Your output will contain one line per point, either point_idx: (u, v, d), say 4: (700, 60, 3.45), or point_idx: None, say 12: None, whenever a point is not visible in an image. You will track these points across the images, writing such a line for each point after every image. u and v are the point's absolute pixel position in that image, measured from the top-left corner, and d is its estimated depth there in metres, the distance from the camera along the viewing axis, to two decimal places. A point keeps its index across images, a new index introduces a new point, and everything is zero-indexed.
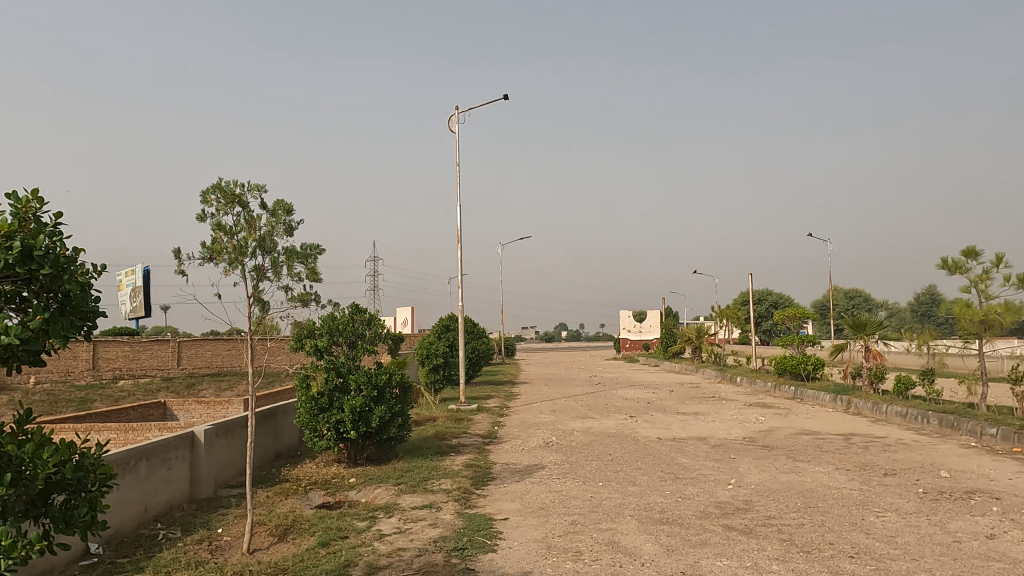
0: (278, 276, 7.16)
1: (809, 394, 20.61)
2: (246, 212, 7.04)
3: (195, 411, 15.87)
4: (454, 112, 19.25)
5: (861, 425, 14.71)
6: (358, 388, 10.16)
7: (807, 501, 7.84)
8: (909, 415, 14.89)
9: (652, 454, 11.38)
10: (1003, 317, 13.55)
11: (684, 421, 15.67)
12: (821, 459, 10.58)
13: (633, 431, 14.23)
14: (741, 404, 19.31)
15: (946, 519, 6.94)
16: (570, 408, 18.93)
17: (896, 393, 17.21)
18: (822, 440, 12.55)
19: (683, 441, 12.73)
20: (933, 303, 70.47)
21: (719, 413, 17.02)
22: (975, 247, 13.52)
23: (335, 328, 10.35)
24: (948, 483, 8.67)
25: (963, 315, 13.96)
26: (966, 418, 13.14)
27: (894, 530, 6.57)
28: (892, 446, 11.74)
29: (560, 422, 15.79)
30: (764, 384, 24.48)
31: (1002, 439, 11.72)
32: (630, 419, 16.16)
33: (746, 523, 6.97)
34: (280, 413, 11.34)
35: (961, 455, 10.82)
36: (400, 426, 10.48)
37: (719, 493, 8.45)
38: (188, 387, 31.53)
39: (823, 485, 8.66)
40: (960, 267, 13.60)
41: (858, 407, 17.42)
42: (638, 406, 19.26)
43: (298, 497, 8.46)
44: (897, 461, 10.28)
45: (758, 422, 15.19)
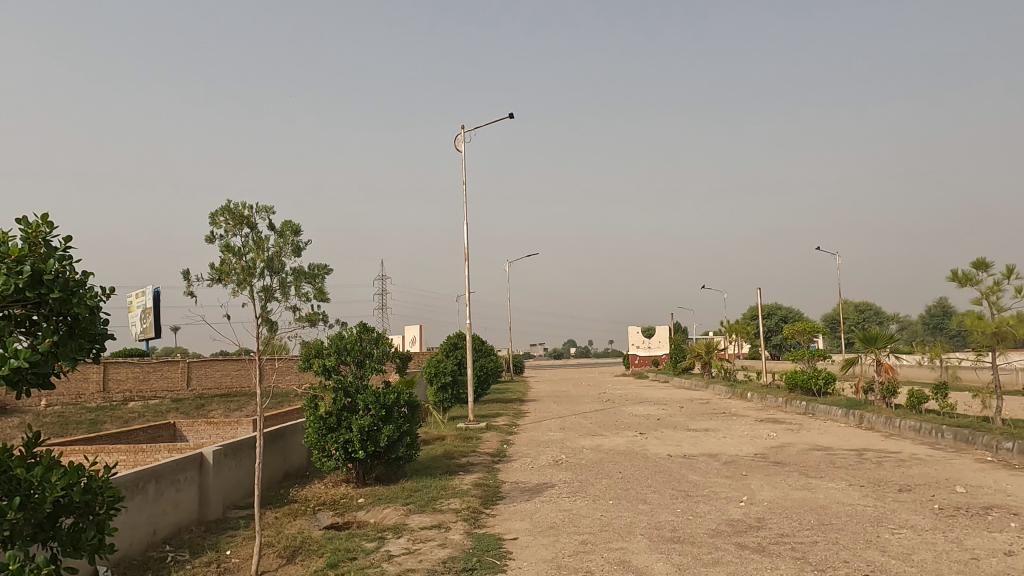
0: (286, 296, 7.20)
1: (821, 410, 20.41)
2: (255, 233, 7.09)
3: (204, 431, 15.89)
4: (461, 132, 19.36)
5: (874, 440, 14.54)
6: (366, 407, 10.13)
7: (821, 518, 7.75)
8: (923, 430, 14.74)
9: (663, 472, 11.29)
10: (1016, 330, 13.41)
11: (694, 438, 15.56)
12: (834, 475, 10.48)
13: (643, 448, 14.14)
14: (751, 420, 19.11)
15: (962, 535, 6.83)
16: (579, 425, 18.81)
17: (910, 407, 16.99)
18: (834, 455, 12.43)
19: (693, 458, 12.63)
20: (944, 316, 69.96)
21: (729, 429, 16.88)
22: (984, 259, 13.43)
23: (342, 347, 10.32)
24: (964, 499, 8.54)
25: (974, 328, 13.83)
26: (980, 432, 12.98)
27: (910, 547, 6.46)
28: (906, 461, 11.60)
29: (569, 440, 15.69)
30: (775, 399, 24.32)
31: (1018, 453, 11.55)
32: (639, 436, 16.05)
33: (759, 542, 6.87)
34: (288, 433, 11.32)
35: (976, 469, 10.69)
36: (408, 446, 10.46)
37: (730, 510, 8.36)
38: (197, 408, 31.58)
39: (837, 502, 8.56)
40: (970, 279, 13.50)
41: (870, 422, 17.21)
42: (648, 422, 19.12)
43: (307, 518, 8.44)
44: (911, 476, 10.17)
45: (770, 438, 15.05)
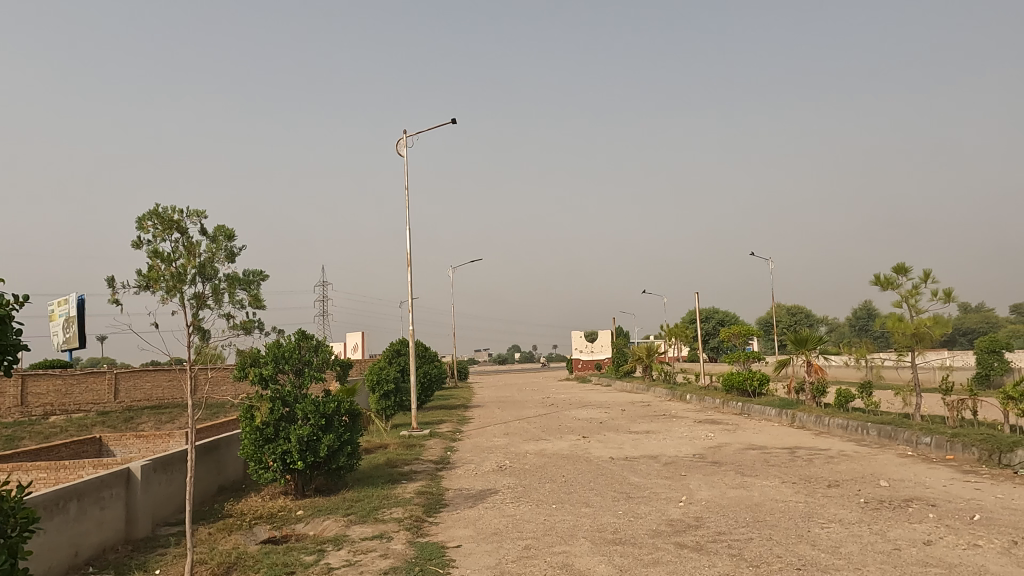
0: (219, 303, 6.97)
1: (755, 410, 21.11)
2: (185, 238, 6.83)
3: (133, 445, 15.18)
4: (403, 137, 19.14)
5: (805, 438, 15.13)
6: (305, 417, 9.88)
7: (756, 515, 8.00)
8: (850, 427, 15.44)
9: (605, 474, 11.45)
10: (932, 331, 14.21)
11: (636, 440, 15.84)
12: (768, 473, 10.84)
13: (586, 451, 14.30)
14: (690, 422, 19.58)
15: (885, 527, 7.16)
16: (523, 430, 18.87)
17: (838, 406, 17.74)
18: (768, 454, 12.85)
19: (635, 460, 12.85)
20: (868, 317, 73.59)
21: (669, 431, 17.24)
22: (904, 264, 14.18)
23: (280, 356, 10.05)
24: (887, 492, 8.97)
25: (895, 329, 14.57)
26: (902, 428, 13.66)
27: (839, 540, 6.73)
28: (835, 458, 12.12)
29: (513, 445, 15.72)
30: (713, 400, 25.00)
31: (936, 447, 12.22)
32: (583, 440, 16.21)
33: (698, 541, 7.02)
34: (223, 445, 10.93)
35: (898, 464, 11.26)
36: (349, 455, 10.25)
37: (671, 510, 8.53)
38: (125, 421, 30.12)
39: (770, 499, 8.84)
40: (890, 283, 14.22)
41: (802, 421, 17.91)
42: (591, 426, 19.32)
43: (243, 532, 8.15)
44: (839, 472, 10.61)
45: (707, 438, 15.48)
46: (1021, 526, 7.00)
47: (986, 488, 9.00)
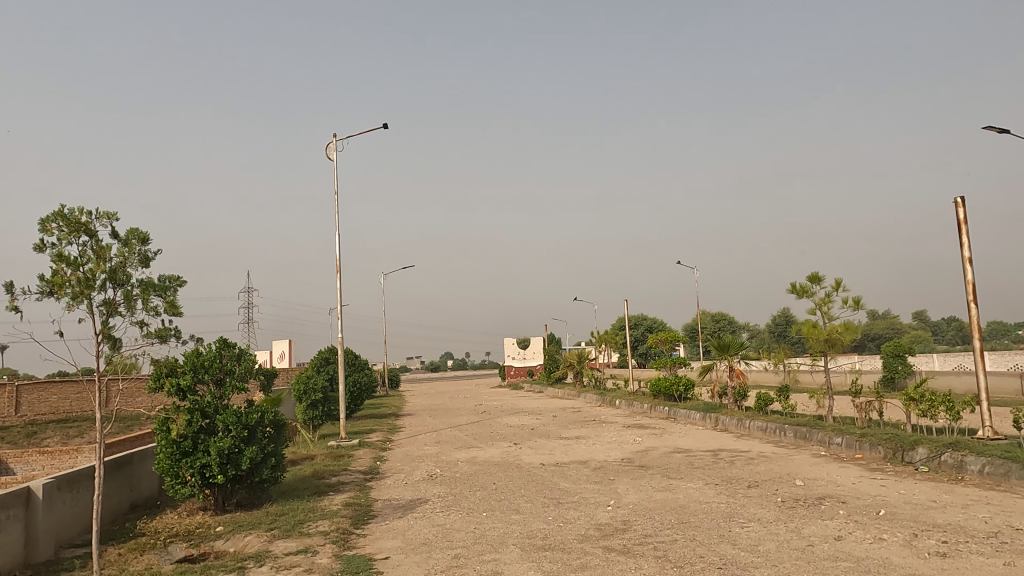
0: (131, 310, 6.62)
1: (681, 414, 21.72)
2: (94, 241, 6.46)
3: (36, 462, 14.19)
4: (333, 140, 18.74)
5: (727, 440, 15.70)
6: (226, 429, 9.47)
7: (680, 517, 8.21)
8: (769, 429, 16.11)
9: (536, 480, 11.51)
10: (843, 336, 15.02)
11: (566, 446, 16.01)
12: (692, 475, 11.17)
13: (517, 458, 14.35)
14: (619, 427, 19.97)
15: (800, 524, 7.49)
16: (455, 438, 18.75)
17: (758, 409, 18.47)
18: (692, 457, 13.25)
19: (565, 466, 12.98)
20: (786, 324, 77.15)
21: (599, 437, 17.53)
22: (817, 273, 14.94)
23: (199, 365, 9.62)
24: (802, 491, 9.39)
25: (810, 335, 15.31)
26: (816, 429, 14.36)
27: (758, 539, 6.98)
28: (754, 459, 12.62)
29: (444, 453, 15.59)
30: (641, 405, 25.57)
31: (846, 447, 12.90)
32: (514, 447, 16.26)
33: (624, 544, 7.15)
34: (136, 460, 10.36)
35: (812, 463, 11.82)
36: (273, 467, 9.91)
37: (599, 515, 8.66)
38: (28, 436, 28.14)
39: (694, 501, 9.09)
40: (806, 291, 14.95)
41: (725, 424, 18.56)
42: (522, 432, 19.42)
43: (157, 552, 7.73)
44: (758, 473, 11.04)
45: (635, 443, 15.81)
46: (921, 519, 7.46)
47: (891, 485, 9.55)
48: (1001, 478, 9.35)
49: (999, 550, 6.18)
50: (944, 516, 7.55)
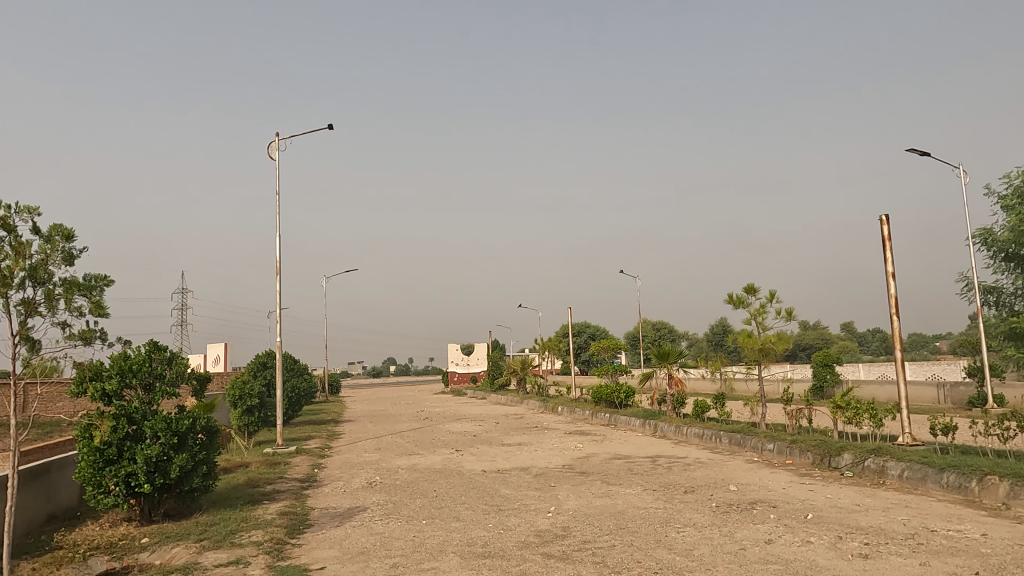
0: (52, 311, 6.28)
1: (622, 421, 22.07)
2: (12, 236, 6.10)
3: None
4: (275, 139, 18.25)
5: (665, 447, 16.04)
6: (154, 436, 9.07)
7: (618, 522, 8.33)
8: (705, 436, 16.52)
9: (477, 487, 11.47)
10: (776, 346, 15.57)
11: (508, 452, 16.02)
12: (631, 481, 11.35)
13: (458, 465, 14.28)
14: (561, 433, 20.12)
15: (732, 529, 7.70)
16: (396, 445, 18.51)
17: (695, 416, 18.93)
18: (631, 463, 13.47)
19: (506, 473, 12.99)
20: (724, 333, 79.50)
21: (541, 443, 17.61)
22: (753, 284, 15.46)
23: (126, 369, 9.20)
24: (735, 496, 9.66)
25: (745, 344, 15.81)
26: (749, 436, 14.83)
27: (693, 544, 7.14)
28: (691, 465, 12.93)
29: (384, 461, 15.36)
30: (582, 412, 25.85)
31: (778, 453, 13.35)
32: (455, 453, 16.17)
33: (564, 550, 7.19)
34: (54, 469, 9.79)
35: (746, 469, 12.18)
36: (204, 476, 9.54)
37: (539, 521, 8.69)
38: None
39: (632, 507, 9.24)
40: (742, 302, 15.45)
41: (663, 431, 18.95)
42: (464, 439, 19.33)
43: (75, 565, 7.33)
44: (694, 479, 11.31)
45: (576, 449, 15.96)
46: (846, 522, 7.80)
47: (818, 489, 9.95)
48: (918, 482, 9.86)
49: (915, 551, 6.51)
50: (866, 519, 7.92)
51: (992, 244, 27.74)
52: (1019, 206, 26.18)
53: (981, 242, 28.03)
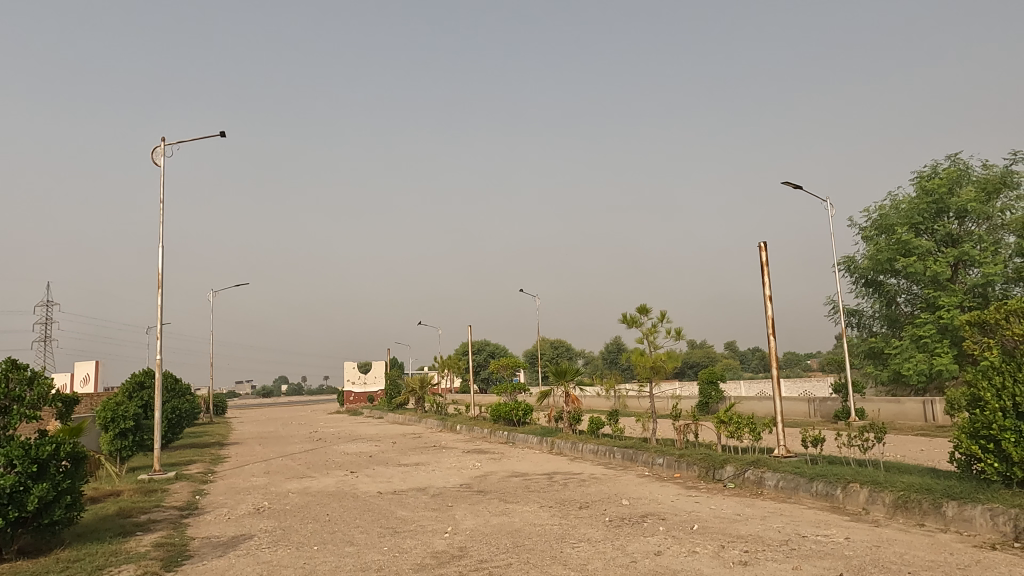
0: None
1: (520, 438, 22.24)
2: None
3: None
4: (160, 145, 17.16)
5: (562, 463, 16.32)
6: (10, 464, 8.21)
7: (515, 540, 8.37)
8: (600, 451, 16.97)
9: (372, 510, 11.16)
10: (666, 364, 16.29)
11: (405, 473, 15.73)
12: (528, 499, 11.45)
13: (353, 487, 13.86)
14: (459, 452, 20.03)
15: (625, 542, 7.94)
16: (286, 467, 17.70)
17: (590, 433, 19.38)
18: (528, 480, 13.60)
19: (403, 494, 12.74)
20: (618, 351, 82.25)
21: (438, 463, 17.43)
22: (645, 305, 16.15)
23: None
24: (627, 510, 9.97)
25: (638, 362, 16.42)
26: (641, 451, 15.39)
27: (587, 558, 7.30)
28: (586, 481, 13.23)
29: (273, 485, 14.65)
30: (481, 431, 25.85)
31: (667, 467, 13.91)
32: (350, 475, 15.68)
33: (461, 571, 7.13)
34: None
35: (637, 483, 12.61)
36: (68, 506, 8.71)
37: (436, 542, 8.58)
38: None
39: (529, 524, 9.32)
40: (635, 321, 16.08)
41: (560, 448, 19.27)
42: (359, 460, 18.79)
43: None
44: (589, 494, 11.57)
45: (474, 468, 15.92)
46: (728, 532, 8.23)
47: (703, 501, 10.48)
48: (792, 491, 10.59)
49: (788, 556, 6.99)
50: (747, 527, 8.41)
51: (854, 271, 30.48)
52: (876, 237, 28.97)
53: (845, 269, 30.74)
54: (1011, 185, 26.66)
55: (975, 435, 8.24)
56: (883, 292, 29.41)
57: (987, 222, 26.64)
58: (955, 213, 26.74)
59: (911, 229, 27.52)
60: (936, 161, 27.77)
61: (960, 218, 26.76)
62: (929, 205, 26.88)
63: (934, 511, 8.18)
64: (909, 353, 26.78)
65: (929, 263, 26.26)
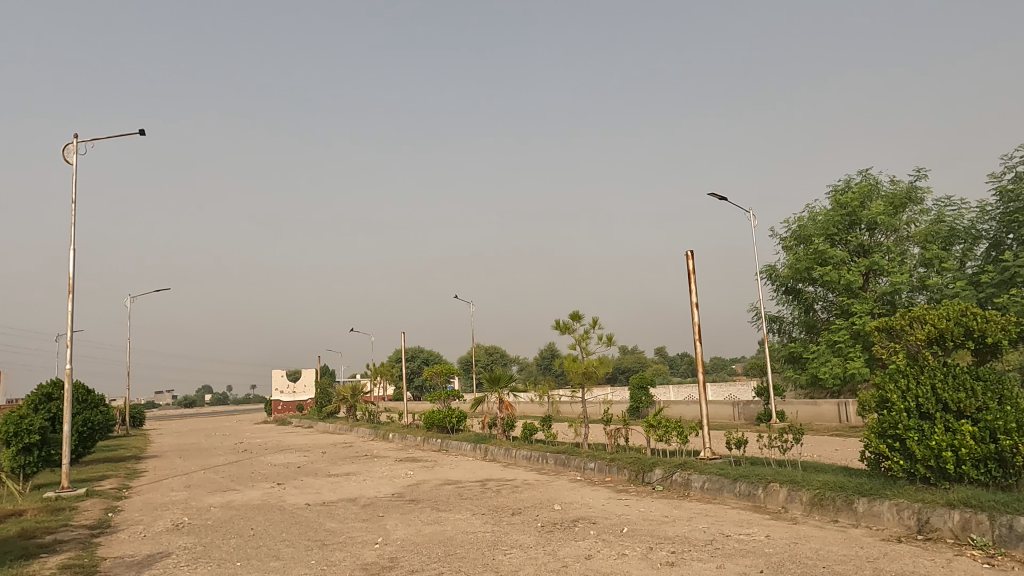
0: None
1: (453, 445, 22.11)
2: None
3: None
4: (72, 142, 16.20)
5: (495, 470, 16.32)
6: None
7: (446, 549, 8.30)
8: (533, 457, 17.06)
9: (299, 522, 10.83)
10: (598, 369, 16.55)
11: (334, 483, 15.38)
12: (460, 506, 11.39)
13: (280, 499, 13.42)
14: (391, 460, 19.73)
15: (556, 547, 8.00)
16: (208, 481, 16.96)
17: (524, 439, 19.46)
18: (462, 488, 13.54)
19: (332, 505, 12.43)
20: (551, 357, 83.11)
21: (370, 472, 17.12)
22: (578, 312, 16.38)
23: None
24: (559, 515, 10.06)
25: (570, 368, 16.61)
26: (573, 456, 15.56)
27: (518, 564, 7.31)
28: (518, 486, 13.27)
29: (195, 499, 14.01)
30: (413, 438, 25.56)
31: (599, 471, 14.14)
32: (277, 487, 15.19)
33: None
34: None
35: (569, 488, 12.76)
36: None
37: (366, 554, 8.41)
38: None
39: (461, 532, 9.27)
40: (568, 328, 16.29)
41: (493, 454, 19.29)
42: (287, 471, 18.22)
43: None
44: (522, 500, 11.62)
45: (406, 477, 15.71)
46: (656, 533, 8.42)
47: (632, 503, 10.70)
48: (717, 492, 10.94)
49: (713, 555, 7.21)
50: (674, 528, 8.63)
51: (775, 279, 31.89)
52: (795, 247, 30.42)
53: (767, 277, 32.11)
54: (916, 200, 28.50)
55: (883, 434, 8.70)
56: (801, 299, 30.88)
57: (895, 233, 28.35)
58: (866, 225, 28.38)
59: (827, 239, 29.01)
60: (849, 176, 29.44)
61: (870, 229, 28.39)
62: (843, 217, 28.42)
63: (847, 507, 8.61)
64: (825, 357, 28.19)
65: (843, 271, 27.75)
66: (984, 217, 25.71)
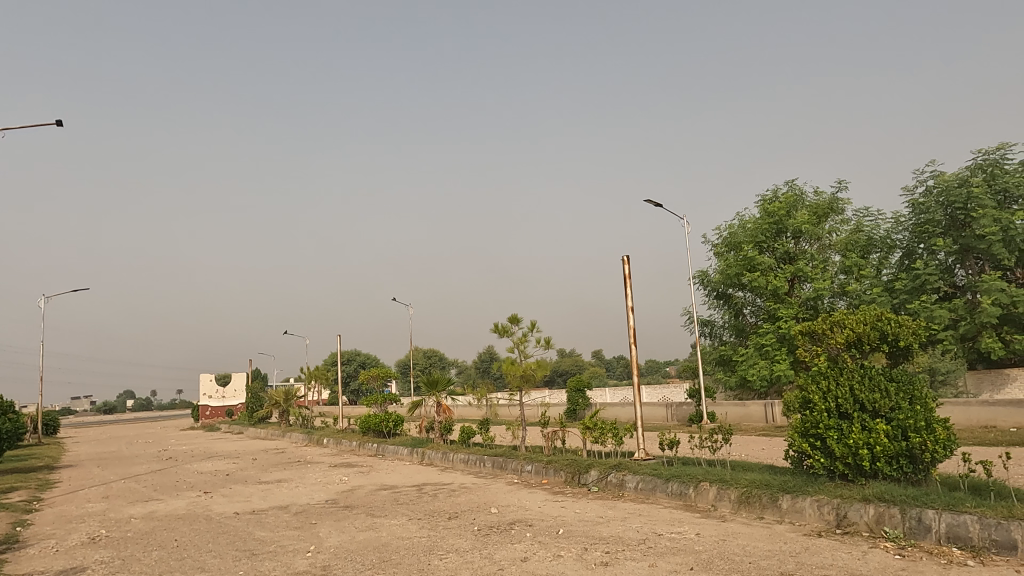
0: None
1: (389, 450, 21.80)
2: None
3: None
4: None
5: (431, 474, 16.17)
6: None
7: (381, 555, 8.18)
8: (470, 460, 17.01)
9: (227, 532, 10.45)
10: (535, 372, 16.65)
11: (265, 490, 14.91)
12: (396, 511, 11.24)
13: (206, 508, 12.91)
14: (324, 466, 19.29)
15: (493, 550, 8.00)
16: (129, 490, 16.15)
17: (461, 443, 19.38)
18: (398, 493, 13.37)
19: (262, 513, 12.05)
20: (490, 361, 83.19)
21: (302, 478, 16.67)
22: (516, 315, 16.46)
23: None
24: (496, 518, 10.06)
25: (508, 370, 16.65)
26: (510, 459, 15.58)
27: (455, 569, 7.27)
28: (455, 490, 13.20)
29: (114, 510, 13.32)
30: (349, 443, 25.06)
31: (536, 473, 14.22)
32: (203, 496, 14.60)
33: None
34: None
35: (506, 491, 12.78)
36: None
37: (297, 563, 8.19)
38: None
39: (397, 537, 9.15)
40: (507, 331, 16.34)
41: (430, 458, 19.13)
42: (214, 479, 17.54)
43: None
44: (458, 504, 11.56)
45: (340, 482, 15.39)
46: (591, 534, 8.53)
47: (568, 505, 10.81)
48: (649, 492, 11.19)
49: (645, 554, 7.37)
50: (608, 528, 8.77)
51: (707, 284, 32.89)
52: (726, 253, 31.47)
53: (700, 282, 33.09)
54: (837, 210, 29.95)
55: (805, 433, 9.10)
56: (731, 304, 31.97)
57: (818, 242, 29.71)
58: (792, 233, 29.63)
59: (756, 246, 30.14)
60: (776, 186, 30.69)
61: (795, 237, 29.66)
62: (771, 225, 29.59)
63: (772, 504, 8.96)
64: (753, 360, 29.30)
65: (770, 277, 28.90)
66: (898, 227, 27.27)
